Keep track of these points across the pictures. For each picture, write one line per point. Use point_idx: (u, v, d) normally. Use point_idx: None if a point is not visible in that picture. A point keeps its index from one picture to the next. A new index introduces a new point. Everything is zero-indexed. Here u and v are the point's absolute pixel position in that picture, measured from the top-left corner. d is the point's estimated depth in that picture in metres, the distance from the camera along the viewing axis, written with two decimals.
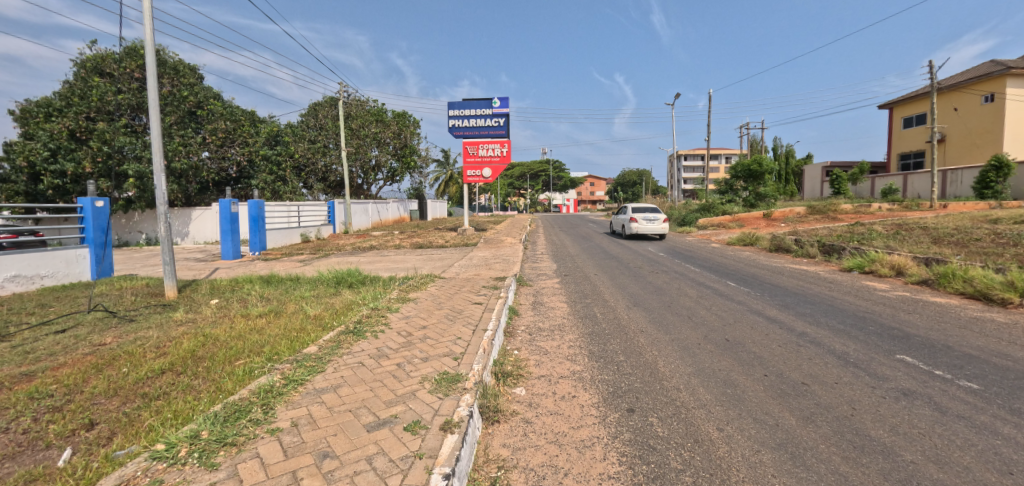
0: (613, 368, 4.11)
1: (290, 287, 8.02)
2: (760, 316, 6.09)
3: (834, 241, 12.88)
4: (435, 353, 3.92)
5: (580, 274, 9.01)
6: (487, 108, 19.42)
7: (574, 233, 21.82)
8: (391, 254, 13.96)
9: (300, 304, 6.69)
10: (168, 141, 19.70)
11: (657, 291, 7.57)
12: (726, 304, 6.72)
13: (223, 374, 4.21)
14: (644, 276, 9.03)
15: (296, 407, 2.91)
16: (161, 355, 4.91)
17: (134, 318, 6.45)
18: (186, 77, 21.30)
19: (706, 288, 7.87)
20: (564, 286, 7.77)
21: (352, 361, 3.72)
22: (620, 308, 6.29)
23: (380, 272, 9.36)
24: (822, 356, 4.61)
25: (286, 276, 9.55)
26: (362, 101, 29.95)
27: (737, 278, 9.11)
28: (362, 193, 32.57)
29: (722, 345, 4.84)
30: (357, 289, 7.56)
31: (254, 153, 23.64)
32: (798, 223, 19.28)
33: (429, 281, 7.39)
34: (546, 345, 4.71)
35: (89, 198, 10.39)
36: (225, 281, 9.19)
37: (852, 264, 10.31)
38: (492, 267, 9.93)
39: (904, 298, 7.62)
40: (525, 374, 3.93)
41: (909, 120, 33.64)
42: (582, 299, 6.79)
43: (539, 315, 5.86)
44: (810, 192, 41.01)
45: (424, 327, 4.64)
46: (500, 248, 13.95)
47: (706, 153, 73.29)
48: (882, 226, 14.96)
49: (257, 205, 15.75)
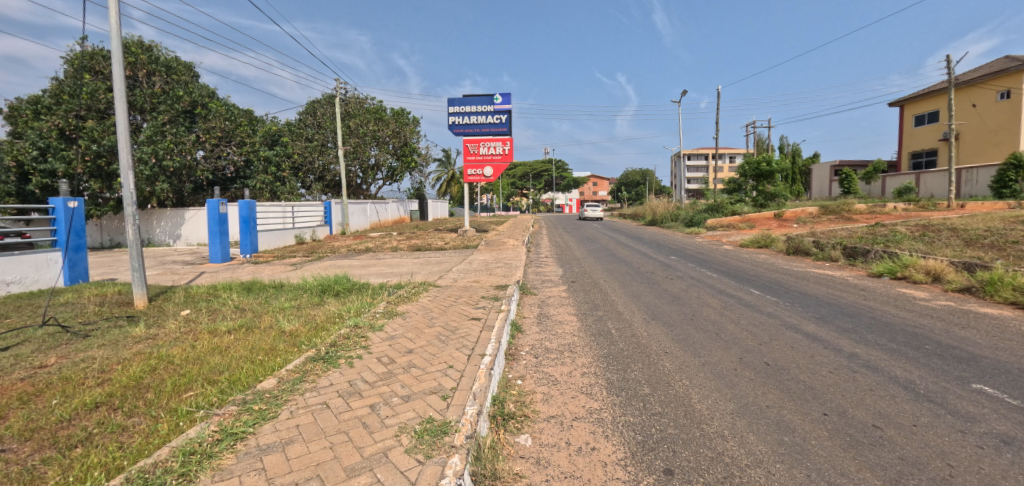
0: (638, 405, 3.36)
1: (271, 296, 7.29)
2: (797, 332, 5.31)
3: (857, 243, 12.11)
4: (420, 389, 3.17)
5: (588, 281, 8.25)
6: (488, 104, 18.66)
7: (578, 234, 21.01)
8: (387, 257, 13.25)
9: (276, 317, 5.93)
10: (161, 140, 19.07)
11: (676, 301, 6.81)
12: (758, 317, 5.95)
13: (163, 413, 3.46)
14: (658, 283, 8.25)
15: (225, 480, 2.20)
16: (102, 383, 4.18)
17: (89, 334, 5.73)
18: (180, 75, 20.73)
19: (729, 297, 7.11)
20: (573, 295, 7.03)
21: (316, 401, 2.98)
22: (637, 323, 5.51)
23: (372, 278, 8.63)
24: (886, 387, 3.84)
25: (270, 282, 8.83)
26: (360, 99, 29.20)
27: (760, 285, 8.32)
28: (361, 193, 31.92)
29: (765, 372, 4.09)
30: (343, 299, 6.82)
31: (251, 153, 22.92)
32: (813, 223, 18.44)
33: (423, 289, 6.64)
34: (554, 372, 3.96)
35: (61, 198, 9.62)
36: (203, 289, 8.44)
37: (882, 268, 9.51)
38: (493, 272, 9.19)
39: (950, 309, 6.81)
40: (530, 415, 3.17)
41: (921, 118, 32.74)
42: (594, 311, 6.04)
43: (545, 332, 5.09)
44: (818, 193, 40.05)
45: (410, 352, 3.88)
46: (502, 250, 13.19)
47: (710, 153, 72.44)
48: (905, 227, 14.12)
49: (248, 205, 14.99)
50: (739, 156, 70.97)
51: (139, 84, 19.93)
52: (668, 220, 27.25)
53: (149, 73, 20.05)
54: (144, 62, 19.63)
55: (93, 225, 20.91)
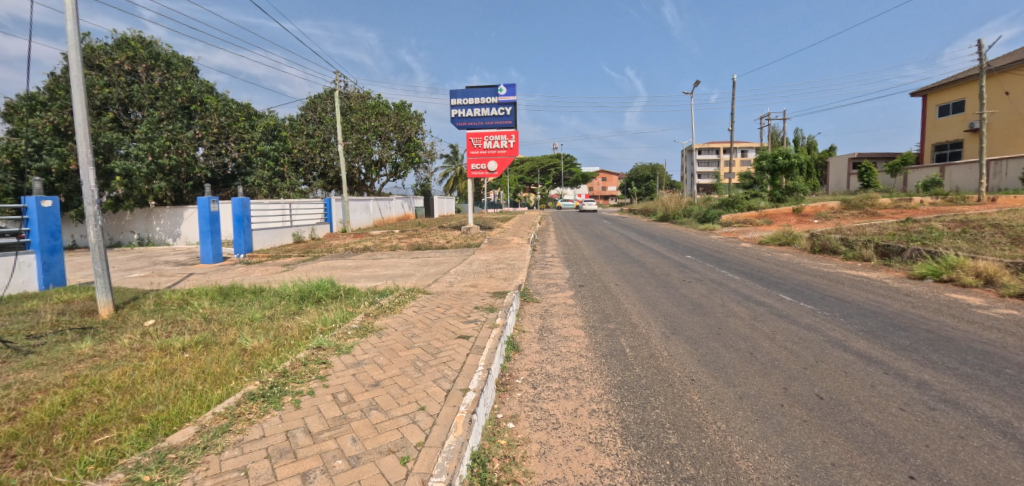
0: (664, 463, 2.58)
1: (246, 304, 6.59)
2: (847, 351, 4.52)
3: (890, 241, 11.18)
4: (376, 446, 2.41)
5: (597, 285, 7.44)
6: (492, 96, 17.86)
7: (585, 231, 20.16)
8: (384, 257, 12.55)
9: (241, 331, 5.20)
10: (157, 137, 18.56)
11: (698, 310, 5.99)
12: (796, 331, 5.14)
13: (61, 468, 2.75)
14: (675, 287, 7.43)
15: None
16: (14, 418, 3.48)
17: (31, 351, 5.04)
18: (179, 70, 20.16)
19: (758, 305, 6.28)
20: (580, 303, 6.24)
21: (232, 467, 2.26)
22: (655, 339, 4.70)
23: (360, 282, 7.92)
24: (980, 433, 3.04)
25: (252, 286, 8.15)
26: (362, 93, 28.50)
27: (790, 289, 7.47)
28: (365, 189, 31.32)
29: (820, 411, 3.30)
30: (323, 308, 6.10)
31: (251, 149, 22.37)
32: (836, 219, 17.38)
33: (410, 297, 5.87)
34: (554, 411, 3.18)
35: (33, 197, 9.07)
36: (178, 294, 7.75)
37: (924, 270, 8.61)
38: (493, 275, 8.41)
39: (1015, 319, 5.93)
40: (521, 480, 2.40)
41: (945, 109, 31.39)
42: (605, 323, 5.24)
43: (547, 352, 4.31)
44: (835, 187, 38.70)
45: (375, 386, 3.11)
46: (505, 250, 12.41)
47: (721, 147, 70.97)
48: (941, 223, 13.10)
49: (241, 203, 14.39)
50: (751, 149, 69.40)
51: (137, 79, 19.32)
52: (680, 216, 26.27)
53: (148, 68, 19.48)
54: (142, 56, 19.11)
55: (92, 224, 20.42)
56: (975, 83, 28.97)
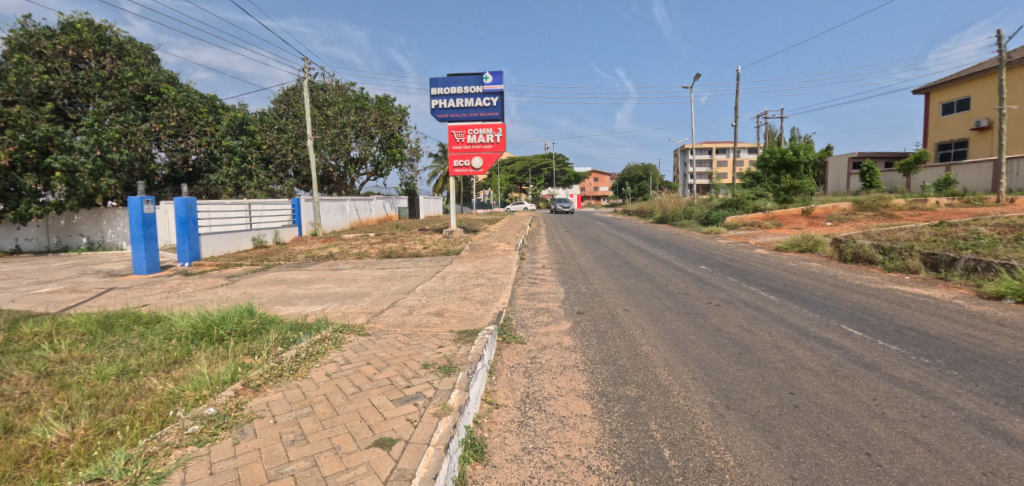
0: None
1: (118, 346, 4.75)
2: (1016, 446, 2.80)
3: (938, 249, 9.51)
4: None
5: (602, 312, 5.69)
6: (477, 85, 16.05)
7: (581, 234, 18.34)
8: (346, 268, 10.65)
9: (60, 406, 3.37)
10: (105, 129, 16.49)
11: (746, 356, 4.23)
12: (910, 400, 3.39)
13: None
14: (702, 314, 5.69)
15: None
16: None
17: None
18: (134, 56, 18.00)
19: (827, 347, 4.52)
20: (582, 345, 4.47)
21: None
22: (704, 424, 2.95)
23: (294, 308, 6.05)
24: None
25: (153, 313, 6.22)
26: (339, 85, 26.48)
27: (848, 316, 5.77)
28: (344, 189, 29.34)
29: None
30: (217, 353, 4.27)
31: (214, 144, 20.26)
32: (855, 222, 15.80)
33: (334, 342, 4.05)
34: None
35: None
36: (47, 324, 5.80)
37: (1001, 288, 6.91)
38: (468, 296, 6.59)
39: None
40: None
41: (949, 107, 30.05)
42: (620, 388, 3.46)
43: (532, 462, 2.51)
44: (834, 187, 37.38)
45: None
46: (489, 259, 10.57)
47: (715, 147, 69.76)
48: (985, 227, 11.46)
49: (185, 204, 12.47)
50: (745, 149, 68.26)
51: (86, 66, 17.27)
52: (680, 217, 24.61)
53: (98, 54, 17.44)
54: (90, 41, 16.99)
55: (37, 226, 18.11)
56: (985, 79, 27.59)
